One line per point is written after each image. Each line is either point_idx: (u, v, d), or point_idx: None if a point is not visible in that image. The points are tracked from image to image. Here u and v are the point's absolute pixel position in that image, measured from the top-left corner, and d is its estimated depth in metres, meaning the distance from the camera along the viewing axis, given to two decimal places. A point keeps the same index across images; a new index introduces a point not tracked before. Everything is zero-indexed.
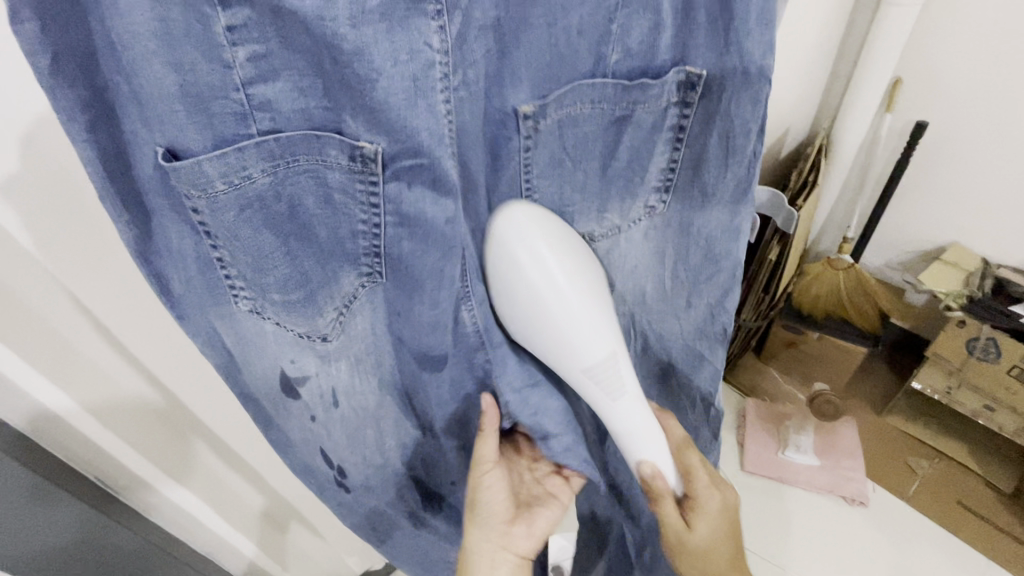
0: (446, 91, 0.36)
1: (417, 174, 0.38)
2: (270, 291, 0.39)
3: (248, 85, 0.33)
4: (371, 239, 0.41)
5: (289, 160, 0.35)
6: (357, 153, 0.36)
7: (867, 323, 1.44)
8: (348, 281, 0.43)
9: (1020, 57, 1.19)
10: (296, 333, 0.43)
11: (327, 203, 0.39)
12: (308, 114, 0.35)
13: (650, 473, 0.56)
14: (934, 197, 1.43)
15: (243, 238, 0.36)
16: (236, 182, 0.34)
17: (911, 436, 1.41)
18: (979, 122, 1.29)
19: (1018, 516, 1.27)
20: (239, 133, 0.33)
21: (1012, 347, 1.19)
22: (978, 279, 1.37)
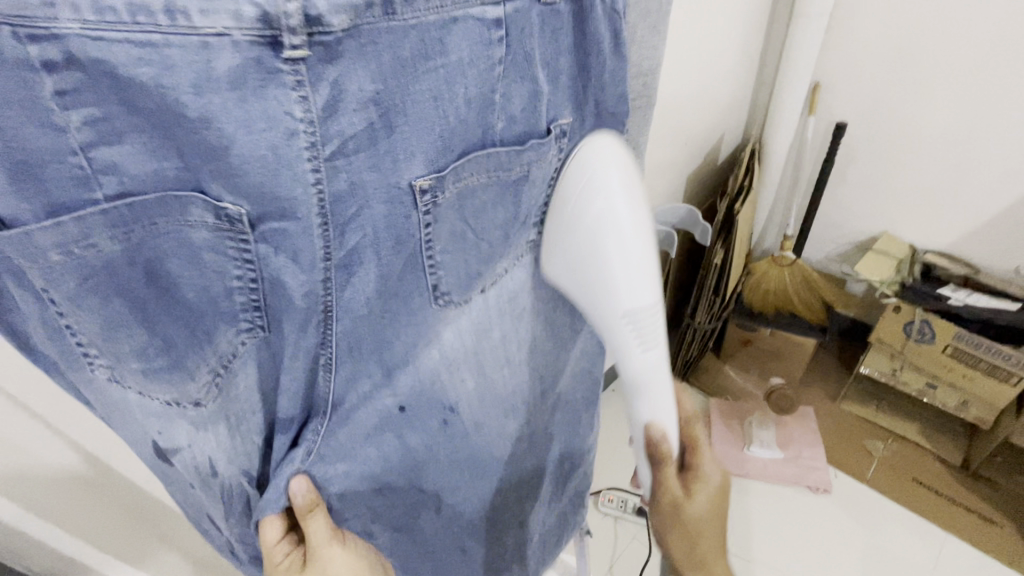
0: (313, 160, 0.34)
1: (284, 239, 0.36)
2: (130, 370, 0.34)
3: (86, 148, 0.30)
4: (248, 294, 0.36)
5: (145, 225, 0.31)
6: (223, 215, 0.33)
7: (814, 314, 1.49)
8: (225, 342, 0.37)
9: (918, 53, 1.29)
10: (163, 402, 0.37)
11: (194, 263, 0.34)
12: (161, 175, 0.32)
13: (661, 439, 0.50)
14: (862, 185, 1.51)
15: (92, 310, 0.32)
16: (77, 252, 0.30)
17: (864, 419, 1.47)
18: (892, 115, 1.39)
19: (969, 487, 1.33)
20: (81, 200, 0.30)
21: (944, 328, 1.26)
22: (908, 265, 1.47)
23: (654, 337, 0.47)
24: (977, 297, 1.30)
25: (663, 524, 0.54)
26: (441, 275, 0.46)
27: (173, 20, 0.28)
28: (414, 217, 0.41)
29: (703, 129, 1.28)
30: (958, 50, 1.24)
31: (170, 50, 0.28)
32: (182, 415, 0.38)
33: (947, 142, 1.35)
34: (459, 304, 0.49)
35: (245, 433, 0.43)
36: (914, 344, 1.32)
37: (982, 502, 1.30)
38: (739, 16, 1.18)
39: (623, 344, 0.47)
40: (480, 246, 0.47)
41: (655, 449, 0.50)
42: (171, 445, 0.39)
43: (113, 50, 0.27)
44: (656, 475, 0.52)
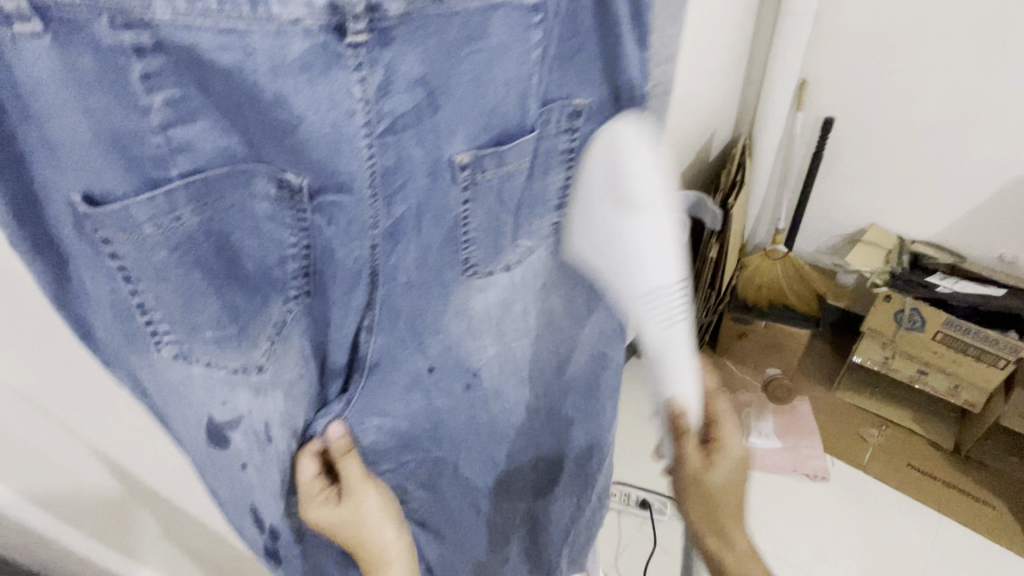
0: (368, 139, 0.38)
1: (338, 211, 0.39)
2: (201, 340, 0.37)
3: (165, 127, 0.31)
4: (299, 261, 0.40)
5: (216, 198, 0.34)
6: (284, 184, 0.36)
7: (804, 302, 1.53)
8: (275, 311, 0.41)
9: (905, 40, 1.32)
10: (228, 370, 0.39)
11: (254, 232, 0.37)
12: (229, 151, 0.34)
13: (683, 415, 0.52)
14: (857, 169, 1.53)
15: (172, 280, 0.34)
16: (165, 224, 0.32)
17: (859, 407, 1.50)
18: (880, 100, 1.41)
19: (963, 469, 1.36)
20: (158, 175, 0.31)
21: (933, 316, 1.29)
22: (897, 255, 1.50)
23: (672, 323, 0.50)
24: (964, 284, 1.33)
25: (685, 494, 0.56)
26: (470, 247, 0.51)
27: (257, 8, 0.30)
28: (453, 191, 0.46)
29: (696, 124, 1.31)
30: (942, 45, 1.28)
31: (253, 38, 0.31)
32: (244, 383, 0.40)
33: (931, 134, 1.38)
34: (485, 274, 0.55)
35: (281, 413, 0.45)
36: (905, 331, 1.36)
37: (975, 484, 1.33)
38: (730, 13, 1.20)
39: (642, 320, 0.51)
40: (506, 223, 0.52)
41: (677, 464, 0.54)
42: (232, 415, 0.41)
43: (202, 36, 0.29)
44: (678, 449, 0.55)
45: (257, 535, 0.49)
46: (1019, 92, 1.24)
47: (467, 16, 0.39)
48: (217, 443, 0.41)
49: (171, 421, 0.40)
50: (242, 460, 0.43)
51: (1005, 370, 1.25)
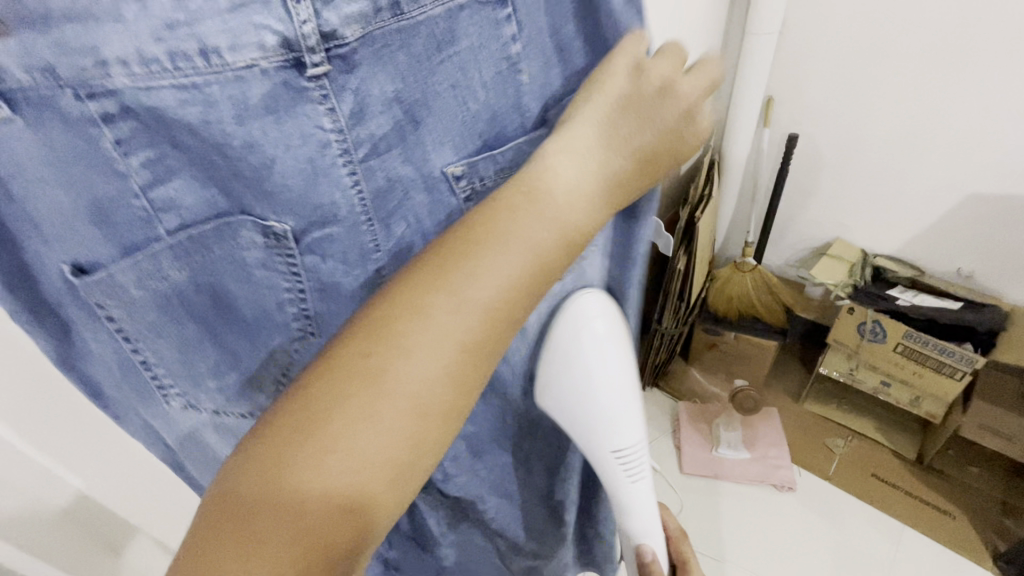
0: (349, 164, 0.34)
1: (330, 245, 0.36)
2: (207, 383, 0.38)
3: (148, 189, 0.30)
4: (299, 304, 0.37)
5: (204, 254, 0.33)
6: (269, 233, 0.34)
7: (774, 317, 1.55)
8: (280, 351, 0.39)
9: (865, 66, 1.36)
10: (238, 414, 0.41)
11: (248, 281, 0.35)
12: (212, 202, 0.32)
13: (653, 560, 0.57)
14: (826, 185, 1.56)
15: (163, 335, 0.35)
16: (151, 285, 0.32)
17: (826, 418, 1.52)
18: (845, 120, 1.45)
19: (924, 479, 1.39)
20: (148, 238, 0.31)
21: (894, 328, 1.32)
22: (861, 268, 1.54)
23: (640, 472, 0.53)
24: (923, 298, 1.37)
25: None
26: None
27: (209, 61, 0.28)
28: (448, 198, 0.40)
29: None
30: (898, 70, 1.33)
31: (212, 89, 0.29)
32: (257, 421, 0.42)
33: (890, 154, 1.44)
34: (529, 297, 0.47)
35: None
36: (868, 343, 1.39)
37: (935, 493, 1.37)
38: (697, 32, 1.22)
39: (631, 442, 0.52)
40: None
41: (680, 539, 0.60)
42: None
43: (161, 96, 0.28)
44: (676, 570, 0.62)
45: None
46: (965, 119, 1.30)
47: (435, 25, 0.35)
48: None
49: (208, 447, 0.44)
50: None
51: (961, 381, 1.28)
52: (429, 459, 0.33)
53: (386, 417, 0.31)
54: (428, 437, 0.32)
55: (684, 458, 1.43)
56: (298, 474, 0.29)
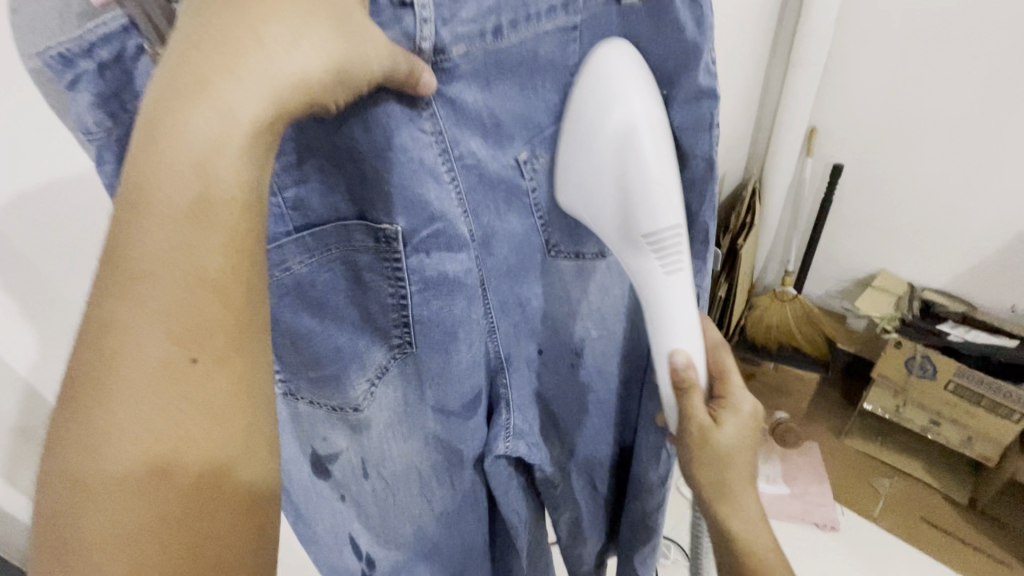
0: (447, 161, 0.35)
1: (434, 238, 0.36)
2: (305, 380, 0.41)
3: (283, 190, 0.34)
4: (399, 311, 0.38)
5: (322, 250, 0.35)
6: (380, 234, 0.35)
7: (812, 347, 1.52)
8: (378, 358, 0.41)
9: (913, 99, 1.36)
10: (329, 406, 0.43)
11: (355, 282, 0.37)
12: (337, 208, 0.35)
13: (686, 367, 0.42)
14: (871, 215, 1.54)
15: (283, 323, 0.37)
16: (275, 274, 0.35)
17: (869, 455, 1.47)
18: (891, 153, 1.44)
19: (979, 526, 1.32)
20: (277, 232, 0.34)
21: (945, 363, 1.28)
22: (909, 302, 1.50)
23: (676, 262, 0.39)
24: (977, 334, 1.33)
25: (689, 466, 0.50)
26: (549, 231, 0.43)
27: None
28: (519, 183, 0.39)
29: None
30: (948, 103, 1.32)
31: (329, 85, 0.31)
32: (345, 417, 0.44)
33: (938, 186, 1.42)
34: (571, 257, 0.45)
35: (338, 433, 0.46)
36: (917, 379, 1.34)
37: (990, 541, 1.29)
38: (741, 64, 1.25)
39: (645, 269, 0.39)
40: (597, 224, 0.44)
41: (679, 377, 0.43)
42: (331, 449, 0.47)
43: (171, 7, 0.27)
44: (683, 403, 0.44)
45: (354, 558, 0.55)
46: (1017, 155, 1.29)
47: (523, 48, 0.34)
48: (319, 471, 0.49)
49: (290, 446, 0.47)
50: (349, 485, 0.50)
51: (1019, 423, 1.23)
52: (215, 382, 0.25)
53: (131, 502, 0.24)
54: (213, 490, 0.25)
55: None
56: (101, 435, 0.24)
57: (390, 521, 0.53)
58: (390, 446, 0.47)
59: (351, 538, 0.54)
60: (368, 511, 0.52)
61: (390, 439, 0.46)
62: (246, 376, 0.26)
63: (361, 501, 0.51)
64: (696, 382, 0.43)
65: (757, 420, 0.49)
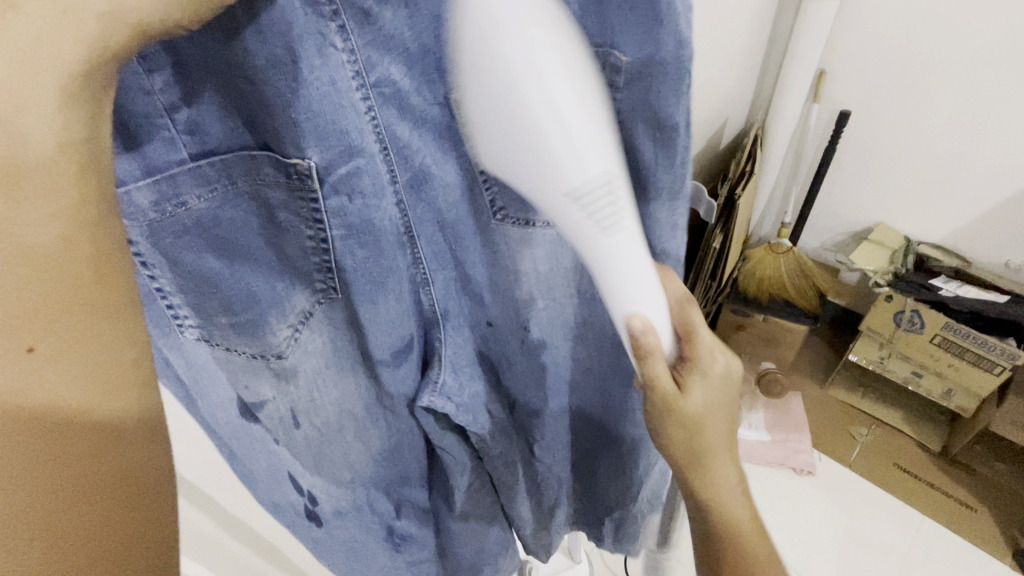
0: (363, 88, 0.30)
1: (359, 180, 0.32)
2: (217, 327, 0.36)
3: (172, 109, 0.29)
4: (320, 255, 0.34)
5: (226, 184, 0.31)
6: (291, 170, 0.31)
7: (808, 304, 1.51)
8: (301, 302, 0.37)
9: (929, 41, 1.27)
10: (247, 354, 0.38)
11: (270, 222, 0.34)
12: (237, 133, 0.31)
13: (643, 333, 0.39)
14: (874, 165, 1.49)
15: (184, 263, 0.32)
16: (170, 211, 0.30)
17: (850, 405, 1.51)
18: (900, 98, 1.37)
19: (950, 472, 1.37)
20: (170, 160, 0.29)
21: (933, 318, 1.29)
22: (903, 256, 1.48)
23: (615, 218, 0.33)
24: (968, 289, 1.32)
25: (657, 425, 0.48)
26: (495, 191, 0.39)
27: None
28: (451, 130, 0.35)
29: (709, 111, 1.27)
30: (965, 46, 1.24)
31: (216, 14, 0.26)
32: (267, 367, 0.39)
33: (947, 136, 1.35)
34: (520, 224, 0.41)
35: (265, 385, 0.40)
36: (903, 333, 1.35)
37: (959, 487, 1.35)
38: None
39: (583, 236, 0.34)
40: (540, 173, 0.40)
41: (638, 344, 0.40)
42: (257, 397, 0.41)
43: None
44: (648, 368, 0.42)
45: (297, 494, 0.51)
46: None
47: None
48: (248, 413, 0.43)
49: (206, 393, 0.42)
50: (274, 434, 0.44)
51: (1000, 376, 1.24)
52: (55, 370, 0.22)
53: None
54: (104, 469, 0.24)
55: None
56: None
57: (325, 464, 0.48)
58: (323, 391, 0.42)
59: (289, 478, 0.50)
60: (299, 458, 0.46)
61: (322, 386, 0.42)
62: (113, 348, 0.24)
63: (294, 448, 0.45)
64: (655, 347, 0.40)
65: (727, 386, 0.48)
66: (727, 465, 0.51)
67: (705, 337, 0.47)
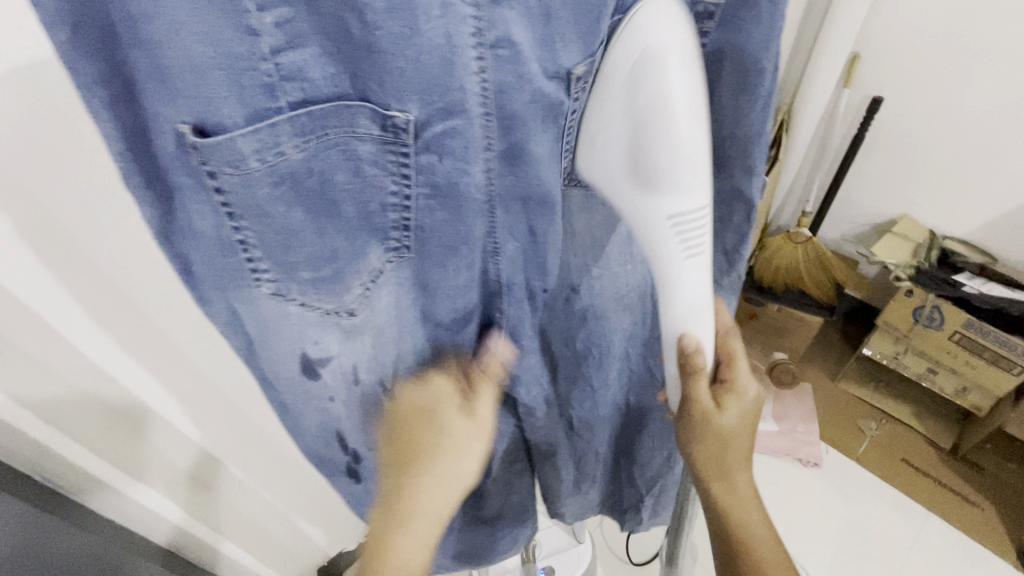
0: (479, 46, 0.29)
1: (451, 141, 0.32)
2: (299, 283, 0.33)
3: (276, 54, 0.26)
4: (402, 211, 0.34)
5: (320, 133, 0.29)
6: (389, 123, 0.30)
7: (824, 295, 1.49)
8: (376, 258, 0.36)
9: (974, 26, 1.21)
10: (321, 312, 0.36)
11: (357, 175, 0.32)
12: (337, 81, 0.28)
13: (696, 350, 0.44)
14: (903, 156, 1.44)
15: (275, 218, 0.30)
16: (269, 158, 0.28)
17: (861, 399, 1.50)
18: (937, 86, 1.32)
19: (957, 470, 1.37)
20: (269, 107, 0.27)
21: (953, 314, 1.26)
22: (926, 250, 1.45)
23: (699, 245, 0.39)
24: (993, 286, 1.29)
25: (688, 435, 0.49)
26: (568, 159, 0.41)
27: None
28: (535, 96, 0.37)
29: None
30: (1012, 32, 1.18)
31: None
32: (337, 326, 0.37)
33: (984, 127, 1.30)
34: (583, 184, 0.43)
35: (336, 343, 0.38)
36: (921, 328, 1.33)
37: (966, 484, 1.34)
38: None
39: (668, 252, 0.39)
40: None
41: (688, 362, 0.45)
42: (323, 354, 0.38)
43: None
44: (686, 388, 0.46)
45: (341, 455, 0.50)
46: None
47: None
48: (309, 373, 0.39)
49: (263, 357, 0.37)
50: (331, 394, 0.42)
51: (1018, 376, 1.22)
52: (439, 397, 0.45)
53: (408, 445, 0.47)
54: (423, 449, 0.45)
55: None
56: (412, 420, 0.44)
57: (369, 430, 0.47)
58: (388, 350, 0.42)
59: (335, 441, 0.48)
60: (349, 418, 0.45)
61: (385, 346, 0.42)
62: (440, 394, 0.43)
63: (350, 409, 0.44)
64: (704, 365, 0.45)
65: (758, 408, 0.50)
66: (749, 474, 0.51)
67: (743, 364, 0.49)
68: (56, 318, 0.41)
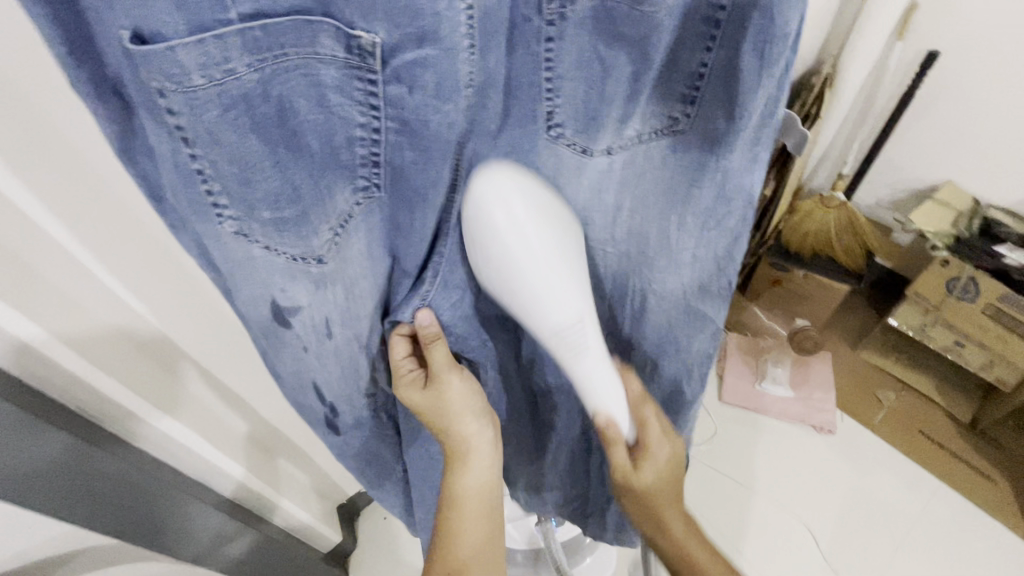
0: None
1: (423, 72, 0.34)
2: (259, 220, 0.35)
3: None
4: (369, 147, 0.37)
5: (278, 54, 0.30)
6: (354, 45, 0.32)
7: (853, 262, 1.43)
8: (343, 200, 0.39)
9: None
10: (288, 257, 0.38)
11: (321, 105, 0.34)
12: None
13: (608, 424, 0.51)
14: (954, 116, 1.35)
15: (225, 145, 0.31)
16: (217, 77, 0.28)
17: (882, 370, 1.47)
18: (1003, 38, 1.21)
19: (974, 443, 1.36)
20: (217, 19, 0.28)
21: (991, 287, 1.21)
22: (968, 219, 1.37)
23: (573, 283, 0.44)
24: None
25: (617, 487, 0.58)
26: (557, 101, 0.42)
27: None
28: (534, 24, 0.38)
29: None
30: None
31: None
32: (305, 272, 0.40)
33: None
34: (575, 146, 0.44)
35: (302, 288, 0.41)
36: (953, 300, 1.29)
37: (983, 458, 1.33)
38: None
39: (551, 327, 0.46)
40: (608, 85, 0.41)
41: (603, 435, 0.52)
42: (293, 303, 0.42)
43: None
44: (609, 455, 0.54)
45: (318, 405, 0.55)
46: None
47: None
48: (280, 320, 0.43)
49: (237, 295, 0.40)
50: (303, 343, 0.46)
51: None
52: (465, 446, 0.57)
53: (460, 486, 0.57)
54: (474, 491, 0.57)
55: (725, 388, 1.45)
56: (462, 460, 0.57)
57: (344, 378, 0.52)
58: (359, 300, 0.46)
59: (313, 389, 0.52)
60: (324, 364, 0.49)
61: (358, 295, 0.45)
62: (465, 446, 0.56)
63: (323, 356, 0.48)
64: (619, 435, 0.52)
65: (675, 464, 0.57)
66: (675, 513, 0.59)
67: (655, 432, 0.55)
68: (82, 258, 0.48)
